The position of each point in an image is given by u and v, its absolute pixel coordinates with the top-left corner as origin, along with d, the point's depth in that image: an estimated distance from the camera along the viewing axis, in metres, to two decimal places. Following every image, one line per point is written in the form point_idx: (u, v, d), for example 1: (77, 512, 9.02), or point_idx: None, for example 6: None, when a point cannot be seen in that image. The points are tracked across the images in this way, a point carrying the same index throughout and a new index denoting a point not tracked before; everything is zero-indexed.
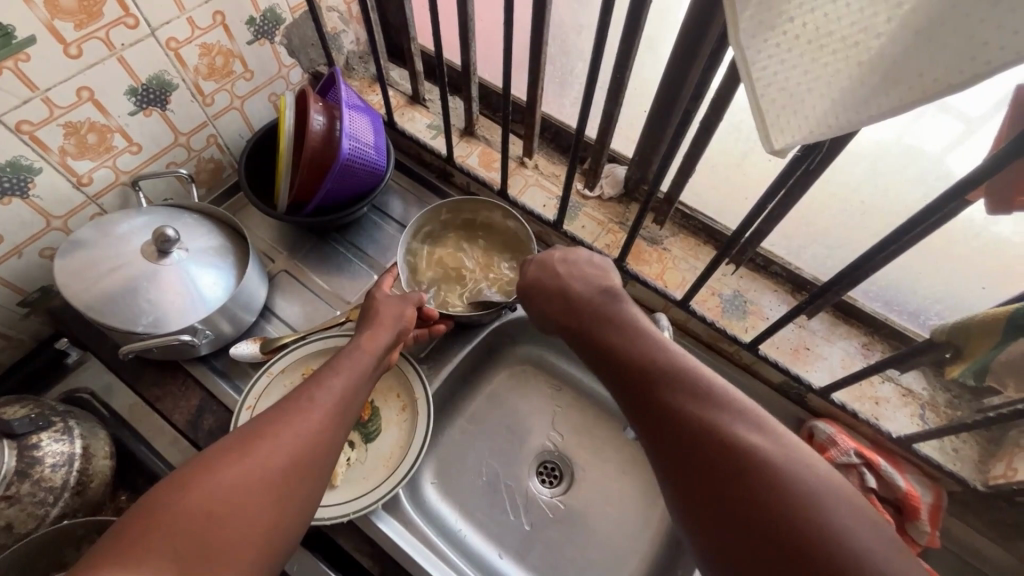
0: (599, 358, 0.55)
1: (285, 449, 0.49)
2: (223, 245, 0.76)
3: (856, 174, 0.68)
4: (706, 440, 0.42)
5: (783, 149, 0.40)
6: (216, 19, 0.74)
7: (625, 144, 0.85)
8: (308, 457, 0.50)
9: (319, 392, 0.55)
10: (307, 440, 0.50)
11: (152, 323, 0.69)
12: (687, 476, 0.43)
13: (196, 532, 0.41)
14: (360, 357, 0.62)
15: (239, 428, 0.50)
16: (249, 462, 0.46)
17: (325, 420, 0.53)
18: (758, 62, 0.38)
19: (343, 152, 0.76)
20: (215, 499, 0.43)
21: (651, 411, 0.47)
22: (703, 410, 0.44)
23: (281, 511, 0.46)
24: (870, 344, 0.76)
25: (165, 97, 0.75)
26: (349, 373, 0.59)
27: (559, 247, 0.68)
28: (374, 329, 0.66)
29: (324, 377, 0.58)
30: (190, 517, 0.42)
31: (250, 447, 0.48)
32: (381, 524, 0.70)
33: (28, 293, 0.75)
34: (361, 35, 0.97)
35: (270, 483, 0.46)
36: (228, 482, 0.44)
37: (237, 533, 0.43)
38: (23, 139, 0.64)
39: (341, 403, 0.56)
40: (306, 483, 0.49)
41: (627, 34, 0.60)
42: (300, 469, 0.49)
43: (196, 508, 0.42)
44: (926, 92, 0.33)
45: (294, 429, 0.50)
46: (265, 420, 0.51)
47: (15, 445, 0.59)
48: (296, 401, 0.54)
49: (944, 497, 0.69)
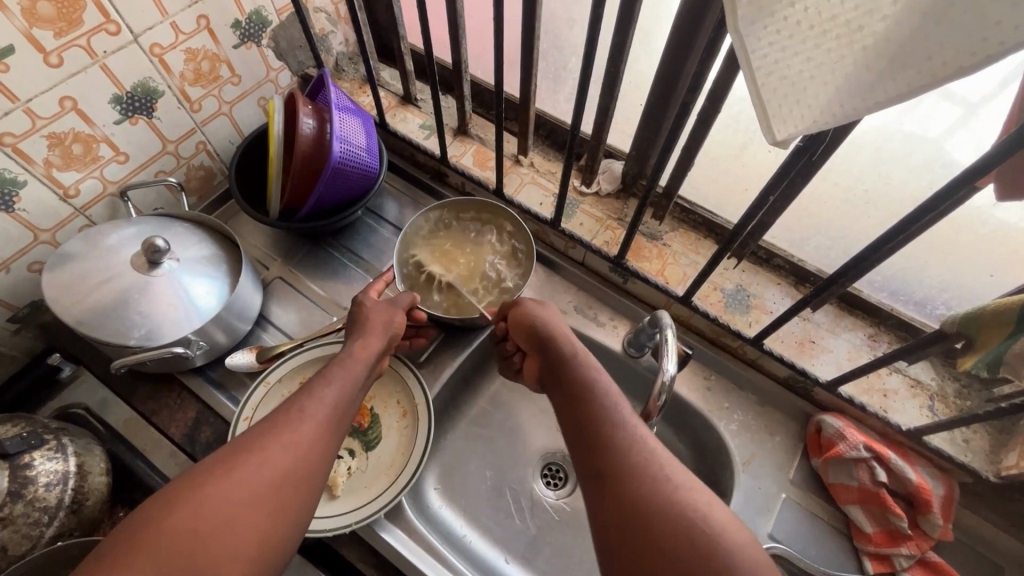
0: (561, 399, 0.56)
1: (273, 464, 0.47)
2: (216, 254, 0.75)
3: (858, 162, 0.67)
4: (649, 497, 0.44)
5: (786, 140, 0.39)
6: (200, 24, 0.73)
7: (621, 139, 0.83)
8: (301, 471, 0.49)
9: (309, 403, 0.54)
10: (298, 452, 0.49)
11: (145, 335, 0.67)
12: (618, 535, 0.44)
13: (182, 549, 0.41)
14: (353, 366, 0.60)
15: (229, 441, 0.49)
16: (237, 478, 0.45)
17: (315, 436, 0.51)
18: (758, 50, 0.36)
19: (335, 156, 0.75)
20: (200, 518, 0.42)
21: (598, 460, 0.48)
22: (653, 471, 0.46)
23: (276, 521, 0.46)
24: (877, 336, 0.75)
25: (151, 104, 0.74)
26: (341, 380, 0.58)
27: (543, 302, 0.67)
28: (366, 335, 0.65)
29: (316, 385, 0.56)
30: (175, 536, 0.41)
31: (238, 460, 0.47)
32: (385, 535, 0.68)
33: (18, 308, 0.74)
34: (350, 35, 0.96)
35: (259, 502, 0.45)
36: (213, 499, 0.43)
37: (221, 554, 0.42)
38: (6, 151, 0.62)
39: (333, 416, 0.54)
40: (295, 499, 0.48)
41: (621, 27, 0.59)
42: (294, 481, 0.48)
43: (186, 524, 0.42)
44: (937, 76, 0.31)
45: (281, 442, 0.49)
46: (256, 431, 0.50)
47: (7, 465, 0.58)
48: (283, 411, 0.53)
49: (956, 489, 0.68)
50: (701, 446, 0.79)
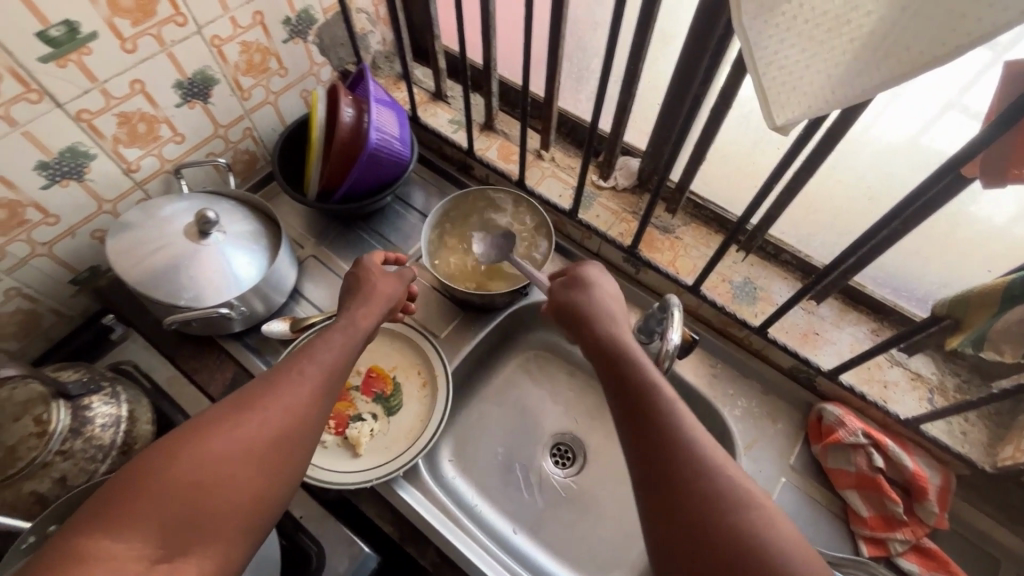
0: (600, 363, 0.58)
1: (271, 423, 0.49)
2: (258, 230, 0.81)
3: (862, 160, 0.70)
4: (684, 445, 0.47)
5: (785, 125, 0.44)
6: (255, 19, 0.80)
7: (638, 137, 0.88)
8: (297, 429, 0.51)
9: (308, 365, 0.55)
10: (295, 413, 0.51)
11: (193, 298, 0.74)
12: (669, 501, 0.45)
13: (183, 496, 0.43)
14: (352, 332, 0.62)
15: (227, 398, 0.51)
16: (233, 434, 0.47)
17: (313, 398, 0.53)
18: (760, 42, 0.41)
19: (371, 142, 0.81)
20: (200, 470, 0.44)
21: (653, 457, 0.47)
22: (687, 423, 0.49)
23: (272, 475, 0.48)
24: (879, 330, 0.78)
25: (207, 90, 0.81)
26: (340, 345, 0.59)
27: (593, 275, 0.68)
28: (369, 304, 0.66)
29: (316, 349, 0.58)
30: (175, 486, 0.43)
31: (235, 418, 0.48)
32: (402, 492, 0.73)
33: (79, 271, 0.81)
34: (388, 35, 1.02)
35: (257, 457, 0.47)
36: (214, 452, 0.45)
37: (219, 502, 0.44)
38: (82, 126, 0.70)
39: (331, 378, 0.56)
40: (292, 456, 0.50)
41: (641, 28, 0.64)
42: (290, 438, 0.50)
43: (183, 476, 0.44)
44: (917, 65, 0.36)
45: (279, 401, 0.51)
46: (256, 390, 0.52)
47: (71, 405, 0.64)
48: (286, 370, 0.54)
49: (952, 480, 0.71)
50: None
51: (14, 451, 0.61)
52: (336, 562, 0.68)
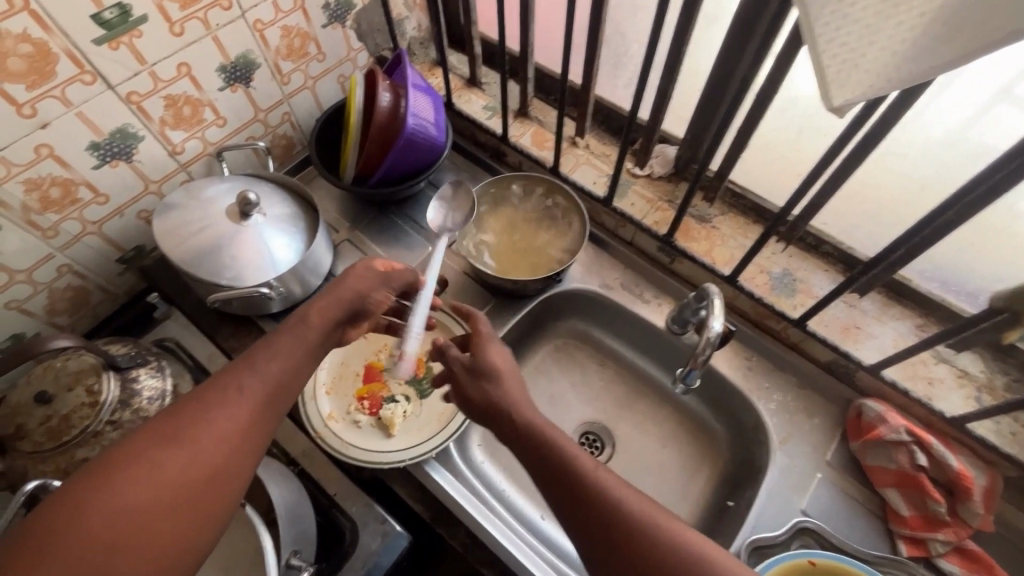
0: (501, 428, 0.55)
1: (203, 452, 0.46)
2: (295, 212, 0.82)
3: (913, 147, 0.67)
4: (599, 503, 0.46)
5: (843, 106, 0.43)
6: (296, 3, 0.80)
7: (676, 124, 0.86)
8: (232, 455, 0.48)
9: (247, 379, 0.52)
10: (229, 440, 0.48)
11: (233, 278, 0.75)
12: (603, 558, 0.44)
13: (109, 547, 0.40)
14: (304, 334, 0.57)
15: (155, 419, 0.48)
16: (160, 469, 0.44)
17: (252, 421, 0.50)
18: (820, 19, 0.39)
19: (407, 127, 0.81)
20: (123, 511, 0.42)
21: (582, 529, 0.46)
22: (596, 478, 0.48)
23: (203, 507, 0.45)
24: (925, 326, 0.76)
25: (249, 74, 0.82)
26: (288, 354, 0.55)
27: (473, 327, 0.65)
28: (325, 299, 0.60)
29: (259, 357, 0.54)
30: (90, 530, 0.40)
31: (163, 449, 0.45)
32: (434, 474, 0.74)
33: (126, 250, 0.83)
34: (424, 21, 1.02)
35: (185, 494, 0.45)
36: (135, 491, 0.43)
37: (142, 542, 0.41)
38: (131, 108, 0.72)
39: (275, 394, 0.53)
40: (225, 484, 0.47)
41: (685, 11, 0.63)
42: (224, 467, 0.47)
43: (102, 519, 0.41)
44: (992, 40, 0.34)
45: (212, 426, 0.48)
46: (189, 412, 0.48)
47: (120, 377, 0.67)
48: (220, 387, 0.51)
49: (1000, 482, 0.68)
50: (737, 423, 0.82)
51: (67, 419, 0.63)
52: (368, 541, 0.69)
